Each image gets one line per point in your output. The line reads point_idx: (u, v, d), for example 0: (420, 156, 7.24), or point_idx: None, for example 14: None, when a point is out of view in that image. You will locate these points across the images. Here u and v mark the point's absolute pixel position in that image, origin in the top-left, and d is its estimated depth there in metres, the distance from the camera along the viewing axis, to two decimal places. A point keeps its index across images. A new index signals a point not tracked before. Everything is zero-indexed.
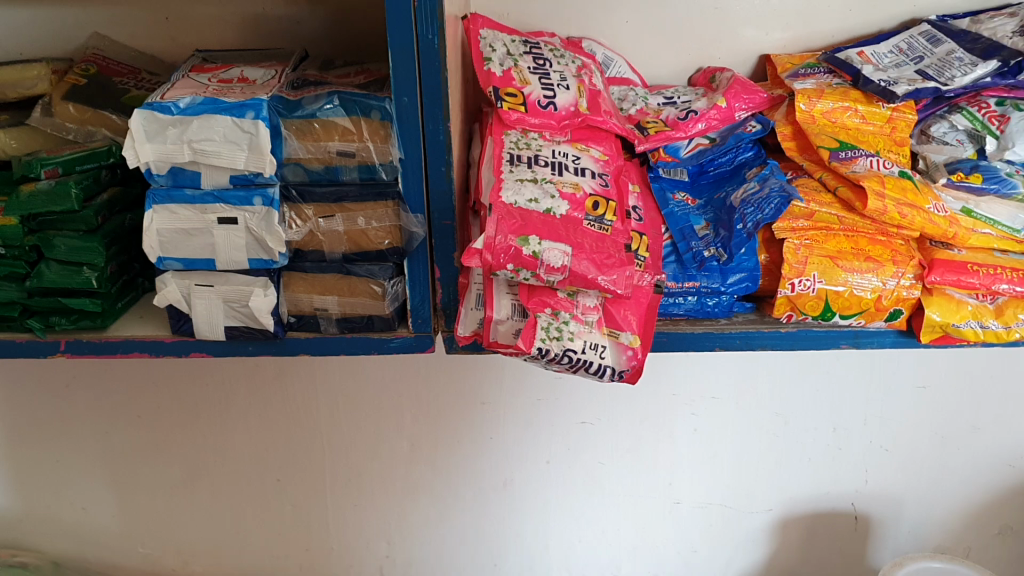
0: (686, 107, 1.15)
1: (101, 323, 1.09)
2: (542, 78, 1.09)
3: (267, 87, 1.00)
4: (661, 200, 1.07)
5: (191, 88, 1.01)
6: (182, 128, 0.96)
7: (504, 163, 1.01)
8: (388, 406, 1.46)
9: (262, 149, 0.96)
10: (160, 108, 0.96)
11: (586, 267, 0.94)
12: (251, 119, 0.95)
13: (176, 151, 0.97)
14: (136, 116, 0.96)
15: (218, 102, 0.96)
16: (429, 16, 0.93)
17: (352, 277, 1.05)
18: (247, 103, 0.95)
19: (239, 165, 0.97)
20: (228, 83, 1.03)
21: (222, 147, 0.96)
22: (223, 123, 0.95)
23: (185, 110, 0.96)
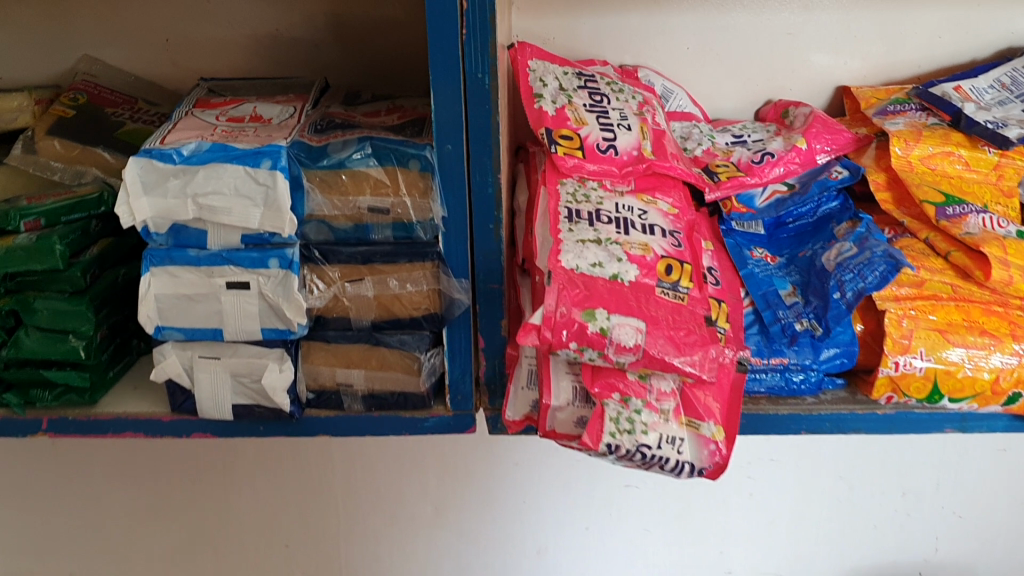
0: (760, 148, 1.01)
1: (90, 399, 0.94)
2: (600, 117, 0.95)
3: (286, 130, 0.86)
4: (739, 259, 0.93)
5: (196, 129, 0.87)
6: (186, 180, 0.82)
7: (561, 220, 0.87)
8: (410, 470, 1.31)
9: (280, 206, 0.82)
10: (161, 156, 0.81)
11: (662, 347, 0.79)
12: (267, 169, 0.81)
13: (178, 206, 0.82)
14: (132, 165, 0.81)
15: (229, 149, 0.82)
16: (480, 48, 0.79)
17: (382, 348, 0.90)
18: (263, 150, 0.81)
19: (252, 223, 0.83)
20: (240, 123, 0.89)
21: (232, 203, 0.82)
22: (235, 174, 0.81)
23: (190, 158, 0.82)
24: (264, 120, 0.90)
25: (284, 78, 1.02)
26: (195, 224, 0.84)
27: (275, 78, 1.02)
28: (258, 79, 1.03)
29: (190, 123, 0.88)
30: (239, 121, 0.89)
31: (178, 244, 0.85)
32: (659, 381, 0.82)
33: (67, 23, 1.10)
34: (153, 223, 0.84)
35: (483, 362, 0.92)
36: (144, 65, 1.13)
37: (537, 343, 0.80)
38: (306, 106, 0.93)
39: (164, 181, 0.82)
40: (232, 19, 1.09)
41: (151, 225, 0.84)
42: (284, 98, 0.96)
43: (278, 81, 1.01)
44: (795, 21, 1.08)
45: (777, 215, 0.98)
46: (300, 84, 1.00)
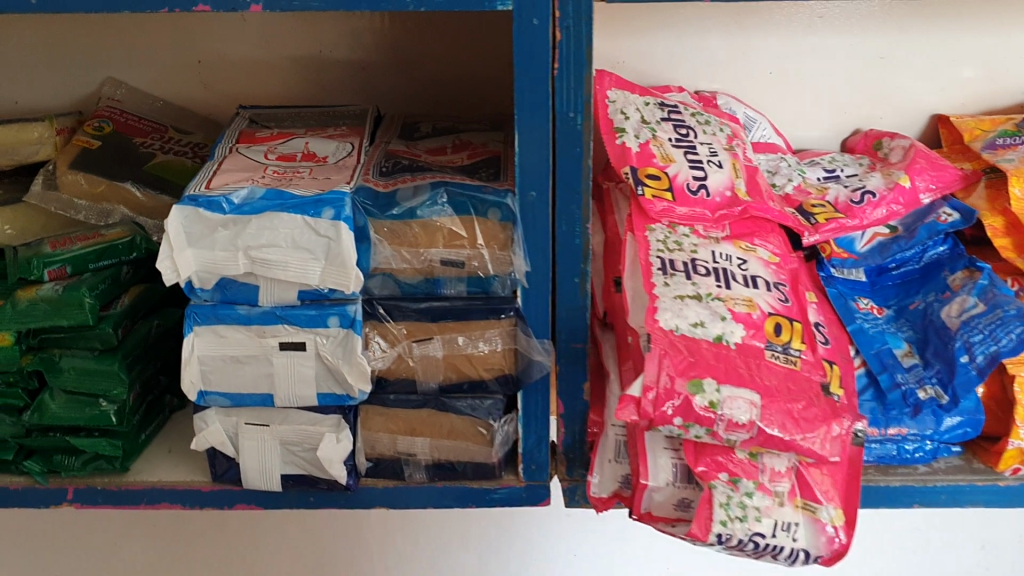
0: (857, 185, 0.92)
1: (121, 466, 0.85)
2: (687, 153, 0.85)
3: (347, 172, 0.77)
4: (846, 313, 0.84)
5: (245, 170, 0.77)
6: (237, 231, 0.72)
7: (654, 271, 0.77)
8: (454, 548, 1.11)
9: (344, 261, 0.72)
10: (208, 204, 0.72)
11: (779, 423, 0.71)
12: (329, 220, 0.71)
13: (227, 260, 0.73)
14: (175, 215, 0.72)
15: (285, 196, 0.72)
16: (574, 83, 0.70)
17: (450, 414, 0.80)
18: (324, 198, 0.71)
19: (311, 280, 0.73)
20: (292, 162, 0.79)
21: (289, 256, 0.72)
22: (292, 225, 0.72)
23: (241, 207, 0.72)
24: (319, 158, 0.80)
25: (333, 107, 0.92)
26: (245, 278, 0.74)
27: (322, 107, 0.93)
28: (304, 107, 0.93)
29: (237, 162, 0.78)
30: (291, 159, 0.80)
31: (225, 301, 0.76)
32: (771, 460, 0.73)
33: (90, 43, 1.00)
34: (198, 278, 0.74)
35: (562, 429, 0.82)
36: (171, 90, 1.02)
37: (636, 418, 0.70)
38: (362, 140, 0.83)
39: (212, 231, 0.72)
40: (273, 40, 0.99)
41: (196, 280, 0.74)
42: (337, 130, 0.86)
43: (326, 110, 0.92)
44: (889, 44, 0.99)
45: (881, 261, 0.90)
46: (351, 114, 0.91)
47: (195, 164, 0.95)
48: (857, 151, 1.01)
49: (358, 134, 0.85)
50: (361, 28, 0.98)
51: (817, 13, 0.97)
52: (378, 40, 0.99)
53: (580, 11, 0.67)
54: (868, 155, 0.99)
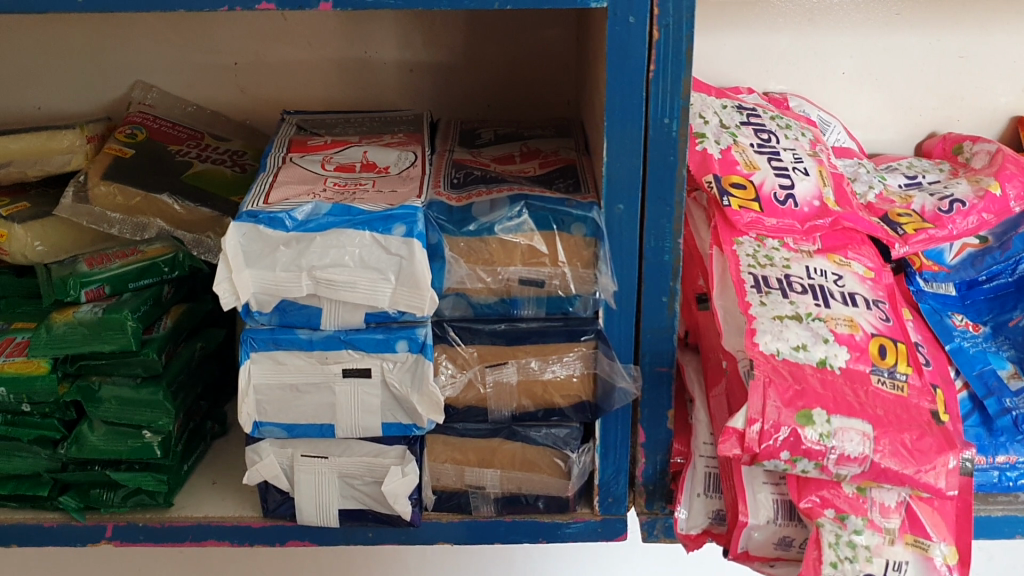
0: (943, 193, 0.85)
1: (165, 501, 0.78)
2: (772, 160, 0.79)
3: (413, 184, 0.71)
4: (943, 332, 0.79)
5: (303, 183, 0.71)
6: (300, 249, 0.66)
7: (748, 289, 0.72)
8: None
9: (417, 281, 0.66)
10: (269, 221, 0.66)
11: (893, 455, 0.66)
12: (400, 236, 0.66)
13: (289, 281, 0.66)
14: (232, 233, 0.66)
15: (352, 211, 0.66)
16: (672, 86, 0.64)
17: (524, 445, 0.74)
18: (395, 213, 0.66)
19: (380, 302, 0.67)
20: (352, 173, 0.73)
21: (356, 277, 0.66)
22: (360, 243, 0.66)
23: (305, 224, 0.66)
24: (380, 168, 0.74)
25: (385, 113, 0.86)
26: (308, 301, 0.68)
27: (373, 113, 0.86)
28: (353, 113, 0.87)
29: (293, 174, 0.72)
30: (350, 170, 0.74)
31: (285, 325, 0.70)
32: (881, 494, 0.68)
33: (119, 44, 0.93)
34: (256, 301, 0.68)
35: (642, 459, 0.76)
36: (205, 93, 0.96)
37: (739, 452, 0.65)
38: (424, 149, 0.77)
39: (272, 250, 0.66)
40: (315, 40, 0.93)
41: (254, 303, 0.68)
42: (394, 138, 0.80)
43: (378, 116, 0.86)
44: (970, 42, 0.93)
45: (974, 274, 0.84)
46: (404, 120, 0.84)
47: (235, 173, 0.88)
48: (935, 155, 0.95)
49: (418, 142, 0.79)
50: (410, 27, 0.92)
51: (895, 9, 0.92)
52: (428, 40, 0.93)
53: (680, 8, 0.61)
54: (947, 160, 0.93)
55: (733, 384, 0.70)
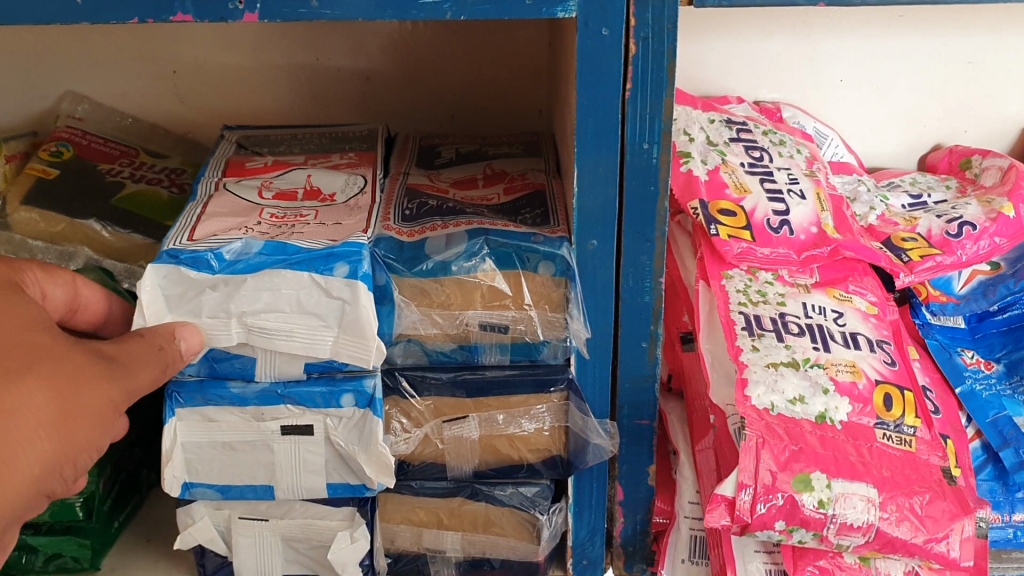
0: (952, 214, 0.77)
1: (91, 564, 0.70)
2: (765, 182, 0.71)
3: (360, 216, 0.62)
4: (954, 372, 0.72)
5: (235, 215, 0.62)
6: (229, 293, 0.57)
7: (739, 332, 0.65)
8: None
9: (362, 329, 0.57)
10: (193, 261, 0.57)
11: (902, 524, 0.58)
12: (343, 276, 0.57)
13: (215, 329, 0.57)
14: (150, 275, 0.57)
15: (288, 249, 0.58)
16: (651, 108, 0.55)
17: (488, 505, 0.67)
18: (337, 251, 0.57)
19: (320, 351, 0.58)
20: (292, 202, 0.65)
21: (293, 323, 0.58)
22: (297, 285, 0.57)
23: (234, 263, 0.57)
24: (325, 196, 0.66)
25: (338, 129, 0.78)
26: (238, 350, 0.59)
27: (326, 131, 0.78)
28: (302, 129, 0.79)
29: (226, 204, 0.64)
30: (292, 198, 0.66)
31: (214, 378, 0.61)
32: (886, 564, 0.61)
33: (44, 49, 0.85)
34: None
35: (620, 518, 0.69)
36: (142, 104, 0.88)
37: (728, 522, 0.58)
38: (376, 172, 0.69)
39: (197, 295, 0.57)
40: (260, 46, 0.85)
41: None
42: (344, 159, 0.72)
43: (330, 133, 0.78)
44: (979, 47, 0.85)
45: (985, 305, 0.77)
46: (358, 137, 0.76)
47: (171, 194, 0.80)
48: (940, 169, 0.88)
49: (370, 163, 0.71)
50: (365, 32, 0.84)
51: (896, 11, 0.83)
52: (385, 46, 0.84)
53: (662, 18, 0.53)
54: (955, 175, 0.85)
55: (721, 442, 0.62)
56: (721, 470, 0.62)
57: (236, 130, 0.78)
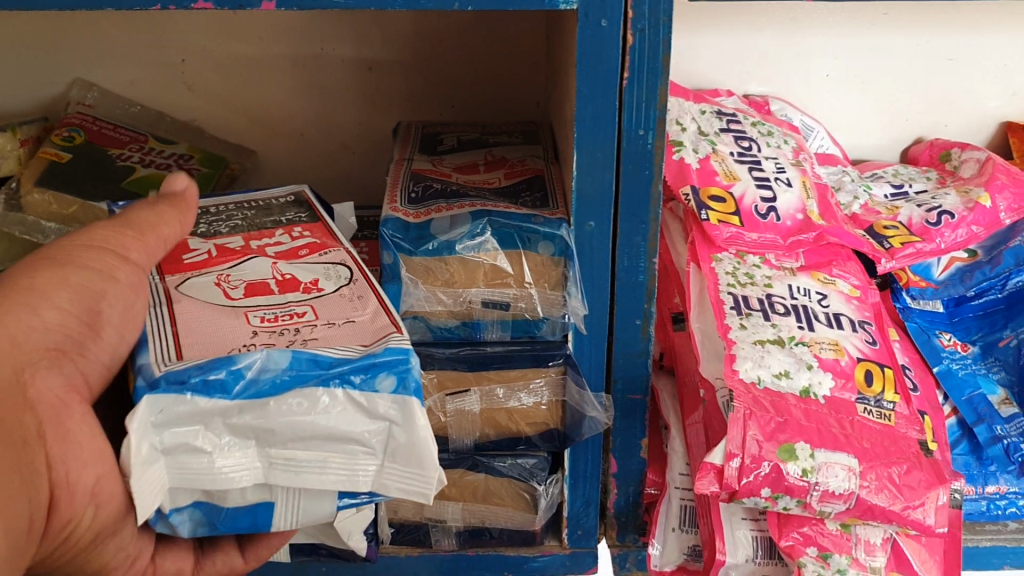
0: (931, 203, 0.81)
1: None
2: (753, 170, 0.75)
3: (372, 309, 0.52)
4: (931, 353, 0.75)
5: (216, 338, 0.49)
6: (248, 420, 0.46)
7: (728, 311, 0.68)
8: None
9: (419, 457, 0.48)
10: (205, 388, 0.45)
11: (881, 492, 0.61)
12: (389, 392, 0.47)
13: (226, 474, 0.47)
14: (145, 410, 0.44)
15: (321, 361, 0.47)
16: (646, 96, 0.58)
17: (489, 476, 0.70)
18: (380, 360, 0.47)
19: (361, 484, 0.49)
20: (278, 297, 0.53)
21: (327, 454, 0.48)
22: (331, 405, 0.47)
23: (255, 385, 0.46)
24: (307, 285, 0.54)
25: (256, 197, 0.65)
26: (254, 496, 0.48)
27: (242, 200, 0.65)
28: (213, 201, 0.65)
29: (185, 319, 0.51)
30: (265, 292, 0.53)
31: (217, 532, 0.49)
32: (865, 531, 0.64)
33: (57, 37, 0.87)
34: (167, 499, 0.47)
35: (614, 490, 0.72)
36: (150, 93, 0.90)
37: (716, 489, 0.61)
38: (348, 250, 0.58)
39: (203, 426, 0.46)
40: (267, 35, 0.87)
41: (168, 501, 0.47)
42: (293, 234, 0.60)
43: (250, 201, 0.65)
44: (960, 44, 0.88)
45: (963, 290, 0.80)
46: (288, 202, 0.64)
47: None
48: (921, 161, 0.91)
49: (334, 240, 0.59)
50: (369, 24, 0.87)
51: (882, 9, 0.86)
52: (387, 37, 0.87)
53: (658, 11, 0.55)
54: (935, 167, 0.89)
55: (710, 415, 0.66)
56: (710, 441, 0.65)
57: (129, 209, 0.64)
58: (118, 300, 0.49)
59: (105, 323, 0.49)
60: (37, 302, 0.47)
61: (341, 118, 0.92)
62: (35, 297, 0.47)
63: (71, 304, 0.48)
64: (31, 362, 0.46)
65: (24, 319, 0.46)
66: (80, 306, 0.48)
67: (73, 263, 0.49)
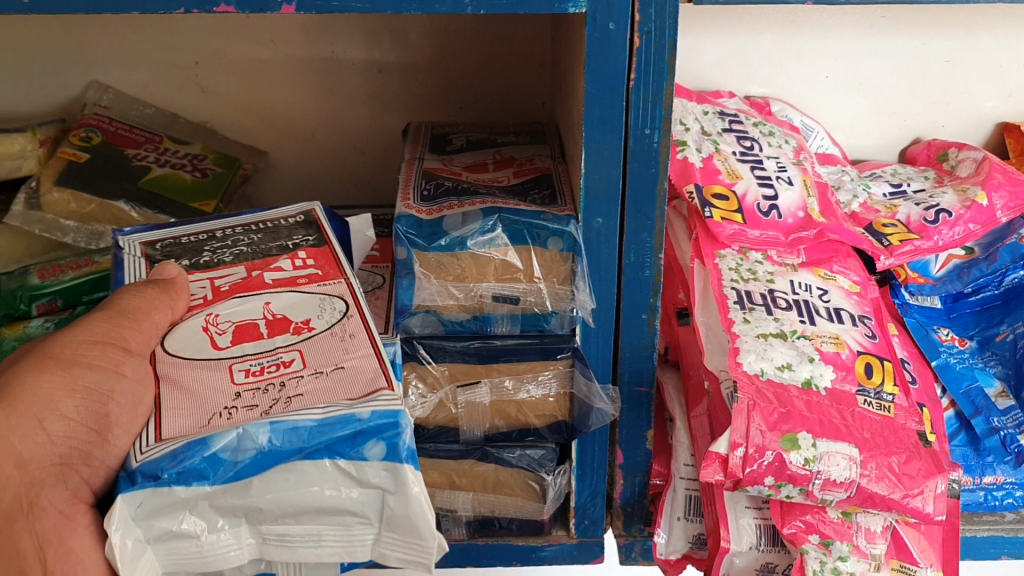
0: (929, 202, 0.82)
1: None
2: (755, 169, 0.77)
3: (361, 352, 0.52)
4: (930, 347, 0.77)
5: (201, 398, 0.50)
6: (232, 501, 0.48)
7: (731, 305, 0.70)
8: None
9: (416, 529, 0.49)
10: (182, 477, 0.46)
11: (881, 480, 0.63)
12: (378, 460, 0.48)
13: (217, 557, 0.48)
14: (122, 508, 0.46)
15: (302, 433, 0.47)
16: (652, 96, 0.60)
17: (498, 467, 0.72)
18: (367, 425, 0.48)
19: (361, 552, 0.50)
20: (269, 354, 0.52)
21: (322, 528, 0.50)
22: (319, 475, 0.48)
23: (233, 467, 0.47)
24: (298, 325, 0.54)
25: (266, 217, 0.64)
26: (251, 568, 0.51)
27: (250, 222, 0.64)
28: (219, 224, 0.64)
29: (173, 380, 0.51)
30: (254, 337, 0.53)
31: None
32: (866, 519, 0.66)
33: (72, 40, 0.89)
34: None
35: (620, 481, 0.74)
36: (164, 95, 0.92)
37: (721, 477, 0.63)
38: (348, 283, 0.58)
39: (188, 510, 0.47)
40: (279, 39, 0.89)
41: None
42: (297, 263, 0.59)
43: (258, 223, 0.63)
44: (956, 46, 0.90)
45: (960, 286, 0.82)
46: (295, 225, 0.63)
47: (195, 177, 0.85)
48: (919, 161, 0.93)
49: (338, 271, 0.58)
50: (380, 28, 0.89)
51: (880, 12, 0.88)
52: (397, 40, 0.89)
53: (664, 13, 0.57)
54: (933, 166, 0.91)
55: (716, 406, 0.67)
56: (715, 431, 0.67)
57: (134, 234, 0.63)
58: (126, 396, 0.50)
59: (112, 426, 0.49)
60: (44, 414, 0.49)
61: (352, 119, 0.94)
62: (43, 408, 0.49)
63: (78, 413, 0.49)
64: (38, 481, 0.48)
65: (29, 435, 0.48)
66: (85, 412, 0.49)
67: (80, 363, 0.50)
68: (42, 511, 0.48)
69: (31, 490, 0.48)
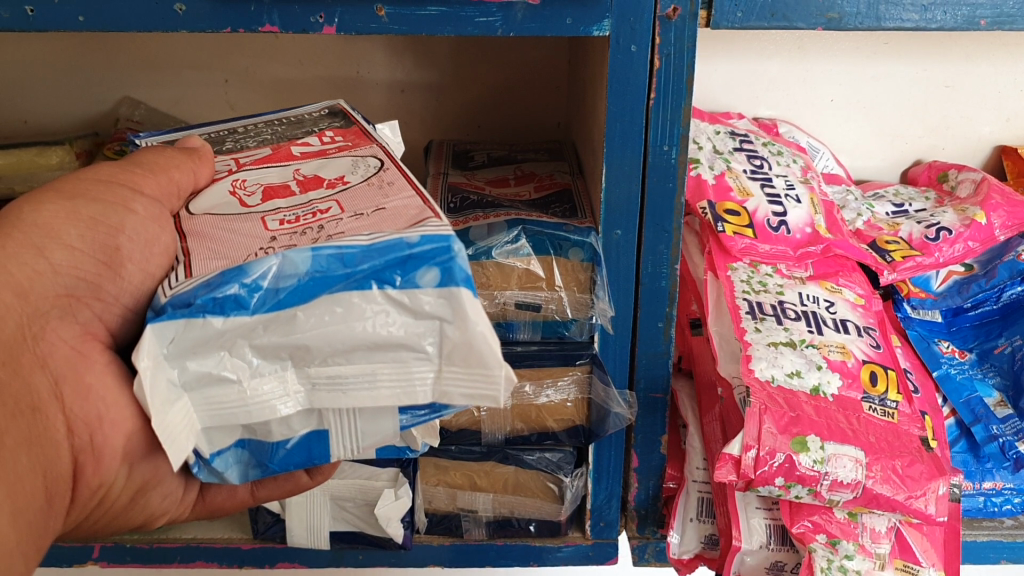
0: (930, 220, 0.86)
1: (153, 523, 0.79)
2: (764, 186, 0.80)
3: (402, 196, 0.48)
4: (931, 358, 0.81)
5: (233, 238, 0.46)
6: (276, 339, 0.43)
7: (743, 315, 0.73)
8: None
9: (479, 356, 0.43)
10: (216, 307, 0.42)
11: (886, 481, 0.66)
12: (432, 288, 0.42)
13: (258, 406, 0.44)
14: (151, 340, 0.41)
15: (347, 262, 0.42)
16: (672, 114, 0.62)
17: (519, 467, 0.76)
18: (417, 251, 0.42)
19: (420, 394, 0.45)
20: (304, 200, 0.49)
21: (376, 367, 0.44)
22: (368, 308, 0.43)
23: (273, 298, 0.42)
24: (331, 181, 0.51)
25: (291, 113, 0.63)
26: (301, 424, 0.46)
27: (276, 118, 0.62)
28: (246, 122, 0.63)
29: (202, 235, 0.48)
30: (286, 194, 0.50)
31: (270, 472, 0.48)
32: (871, 519, 0.69)
33: (107, 57, 0.92)
34: (205, 440, 0.46)
35: (635, 484, 0.77)
36: (193, 111, 0.96)
37: (734, 478, 0.65)
38: (379, 147, 0.55)
39: (227, 351, 0.43)
40: (306, 59, 0.93)
41: (205, 444, 0.46)
42: (325, 139, 0.57)
43: (283, 118, 0.62)
44: (956, 72, 0.94)
45: (960, 301, 0.85)
46: (322, 116, 0.61)
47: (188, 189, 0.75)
48: (920, 181, 0.97)
49: (367, 139, 0.56)
50: (404, 48, 0.92)
51: (883, 39, 0.92)
52: (418, 59, 0.93)
53: (683, 37, 0.60)
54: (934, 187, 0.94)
55: (728, 410, 0.71)
56: (727, 434, 0.70)
57: (149, 138, 0.63)
58: (136, 232, 0.51)
59: (124, 259, 0.50)
60: (47, 244, 0.50)
61: None
62: (45, 238, 0.50)
63: (82, 242, 0.51)
64: (43, 312, 0.49)
65: (30, 263, 0.49)
66: (91, 244, 0.51)
67: (84, 197, 0.52)
68: (50, 345, 0.49)
69: (38, 322, 0.49)
